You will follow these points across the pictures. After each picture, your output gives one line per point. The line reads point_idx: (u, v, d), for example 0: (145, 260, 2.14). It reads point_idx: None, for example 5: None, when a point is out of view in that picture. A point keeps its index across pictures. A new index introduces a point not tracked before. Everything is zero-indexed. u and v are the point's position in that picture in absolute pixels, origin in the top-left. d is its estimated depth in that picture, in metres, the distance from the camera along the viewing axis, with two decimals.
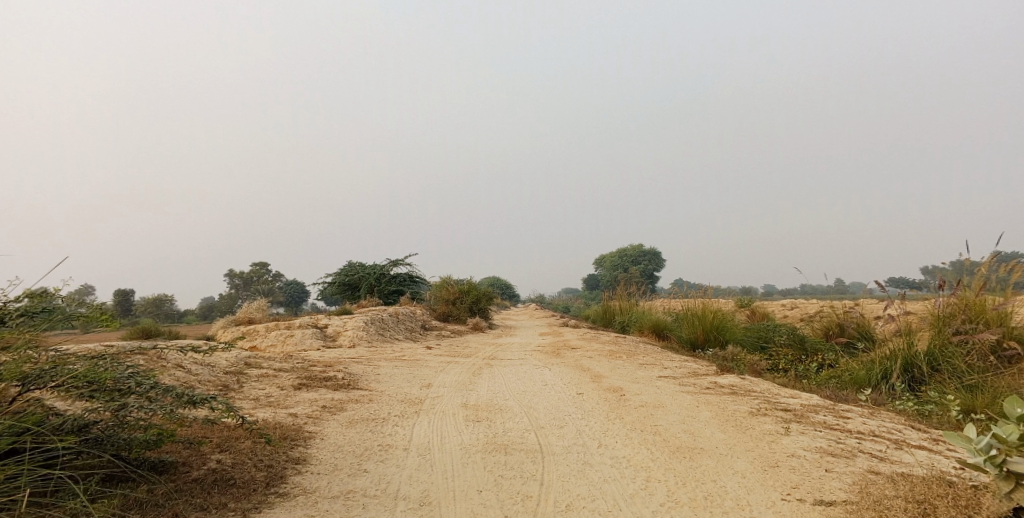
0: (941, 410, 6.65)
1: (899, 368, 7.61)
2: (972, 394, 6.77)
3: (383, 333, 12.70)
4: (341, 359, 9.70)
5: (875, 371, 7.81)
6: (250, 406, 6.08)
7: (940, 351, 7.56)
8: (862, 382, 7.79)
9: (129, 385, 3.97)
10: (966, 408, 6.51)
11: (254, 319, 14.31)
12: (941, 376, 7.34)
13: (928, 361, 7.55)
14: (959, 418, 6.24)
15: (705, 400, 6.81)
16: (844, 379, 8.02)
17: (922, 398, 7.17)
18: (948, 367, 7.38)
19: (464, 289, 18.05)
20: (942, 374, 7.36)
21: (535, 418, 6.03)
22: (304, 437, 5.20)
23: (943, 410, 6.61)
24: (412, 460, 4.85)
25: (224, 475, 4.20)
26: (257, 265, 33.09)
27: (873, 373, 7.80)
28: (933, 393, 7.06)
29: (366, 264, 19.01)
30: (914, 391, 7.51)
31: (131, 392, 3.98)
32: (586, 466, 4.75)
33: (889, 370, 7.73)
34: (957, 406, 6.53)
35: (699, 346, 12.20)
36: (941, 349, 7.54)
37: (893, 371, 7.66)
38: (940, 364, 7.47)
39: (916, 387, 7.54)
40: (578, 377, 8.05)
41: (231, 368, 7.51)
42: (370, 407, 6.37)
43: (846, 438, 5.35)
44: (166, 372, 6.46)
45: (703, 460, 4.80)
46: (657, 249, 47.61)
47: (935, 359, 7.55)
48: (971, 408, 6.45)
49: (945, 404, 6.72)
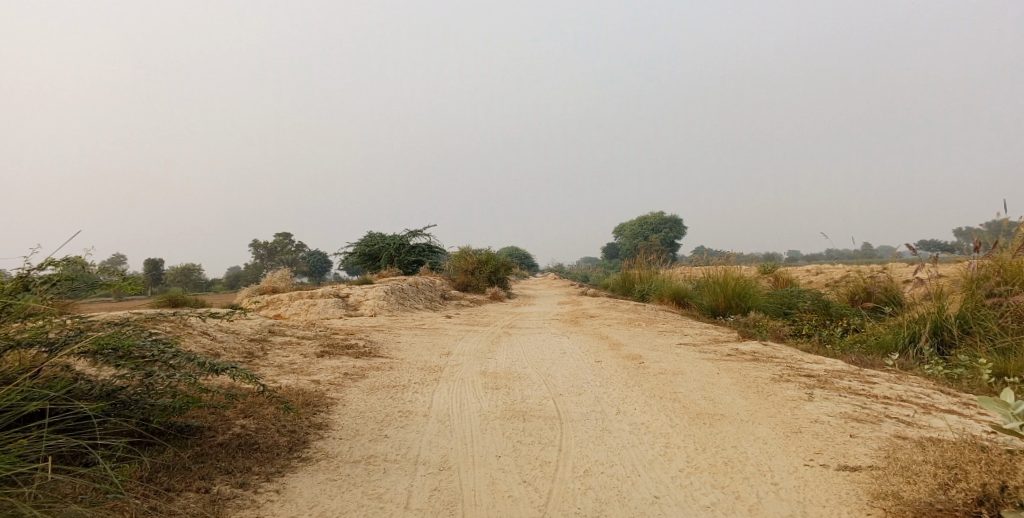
0: (971, 374, 6.54)
1: (928, 332, 7.49)
2: (1004, 358, 6.64)
3: (403, 302, 12.78)
4: (363, 327, 9.80)
5: (903, 335, 7.71)
6: (273, 373, 6.16)
7: (973, 313, 7.42)
8: (889, 347, 7.71)
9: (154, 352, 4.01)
10: (999, 370, 6.41)
11: (278, 289, 14.49)
12: (973, 339, 7.21)
13: (958, 324, 7.43)
14: (991, 381, 6.14)
15: (726, 367, 6.76)
16: (869, 345, 7.93)
17: (951, 362, 7.05)
18: (980, 329, 7.24)
19: (485, 258, 18.06)
20: (974, 337, 7.23)
21: (555, 385, 6.03)
22: (326, 403, 5.26)
23: (974, 374, 6.49)
24: (432, 426, 4.89)
25: (248, 440, 4.27)
26: (280, 235, 33.41)
27: (900, 337, 7.72)
28: (963, 356, 6.93)
29: (386, 234, 19.07)
30: (943, 354, 7.39)
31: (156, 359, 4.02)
32: (605, 433, 4.75)
33: (917, 333, 7.63)
34: (989, 369, 6.44)
35: (721, 313, 12.11)
36: (973, 311, 7.41)
37: (922, 335, 7.55)
38: (971, 327, 7.36)
39: (945, 350, 7.42)
40: (597, 345, 8.04)
41: (255, 336, 7.62)
42: (390, 374, 6.42)
43: (871, 403, 5.28)
44: (191, 339, 6.57)
45: (723, 427, 4.77)
46: (679, 217, 47.24)
47: (967, 321, 7.42)
48: (1004, 371, 6.35)
49: (975, 368, 6.60)
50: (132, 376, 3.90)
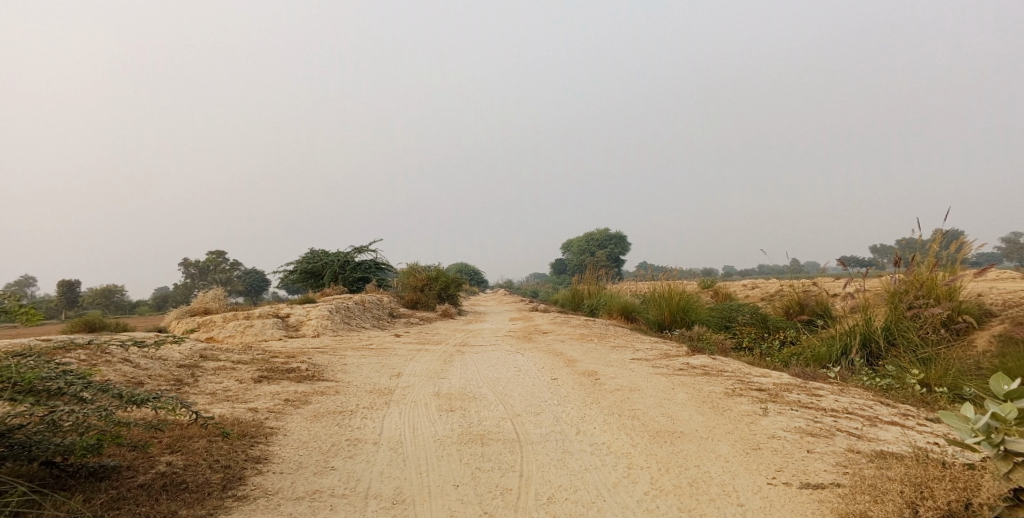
0: (900, 384, 6.64)
1: (857, 344, 7.60)
2: (927, 367, 6.80)
3: (348, 321, 12.33)
4: (305, 349, 9.36)
5: (836, 347, 7.80)
6: (206, 402, 5.74)
7: (896, 325, 7.57)
8: (823, 359, 7.80)
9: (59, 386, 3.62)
10: (921, 380, 6.55)
11: (213, 310, 13.77)
12: (898, 350, 7.35)
13: (884, 335, 7.56)
14: (921, 392, 6.24)
15: (680, 382, 6.69)
16: (805, 357, 8.01)
17: (879, 372, 7.15)
18: (903, 341, 7.40)
19: (434, 275, 17.72)
20: (898, 349, 7.37)
21: (511, 405, 5.82)
22: (266, 434, 4.89)
23: (903, 384, 6.59)
24: (382, 455, 4.60)
25: (175, 479, 3.89)
26: (213, 253, 32.04)
27: (833, 349, 7.81)
28: (891, 367, 7.03)
29: (328, 251, 18.48)
30: (872, 365, 7.51)
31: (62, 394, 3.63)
32: (566, 455, 4.57)
33: (848, 345, 7.72)
34: (914, 379, 6.55)
35: (666, 327, 12.17)
36: (897, 322, 7.57)
37: (852, 347, 7.65)
38: (896, 338, 7.49)
39: (874, 362, 7.53)
40: (550, 362, 7.88)
41: (186, 362, 7.12)
42: (336, 399, 6.07)
43: (822, 416, 5.27)
44: (112, 369, 6.07)
45: (684, 445, 4.66)
46: (621, 233, 47.89)
47: (891, 333, 7.55)
48: (925, 380, 6.50)
49: (903, 377, 6.71)
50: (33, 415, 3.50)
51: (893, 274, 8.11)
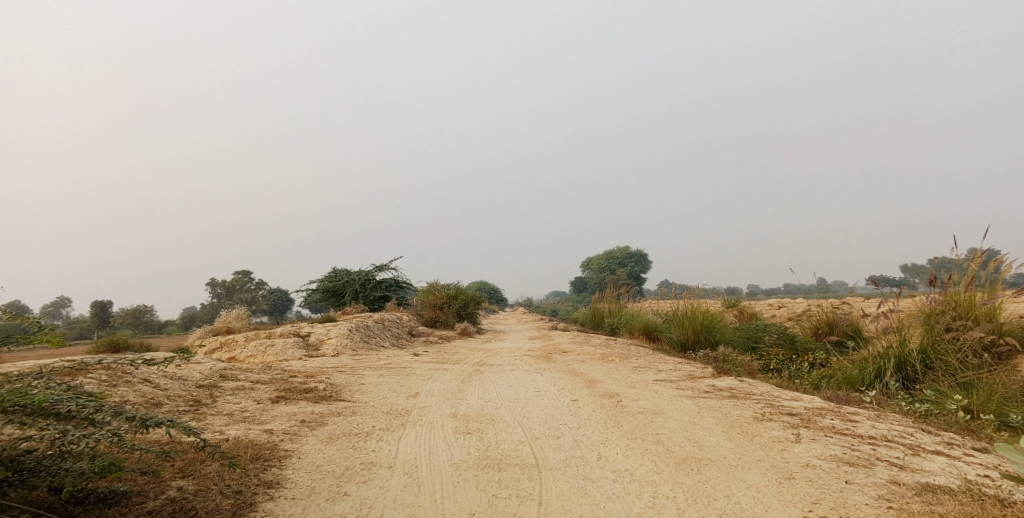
0: (941, 410, 6.34)
1: (893, 367, 7.30)
2: (969, 392, 6.49)
3: (368, 340, 12.24)
4: (324, 369, 9.26)
5: (869, 370, 7.50)
6: (221, 423, 5.64)
7: (933, 348, 7.28)
8: (856, 382, 7.51)
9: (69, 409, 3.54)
10: (963, 405, 6.24)
11: (235, 329, 13.78)
12: (936, 374, 7.05)
13: (921, 358, 7.26)
14: (964, 418, 5.94)
15: (706, 406, 6.45)
16: (837, 380, 7.72)
17: (917, 397, 6.86)
18: (941, 364, 7.09)
19: (453, 293, 17.62)
20: (937, 372, 7.07)
21: (530, 428, 5.64)
22: (280, 457, 4.76)
23: (944, 410, 6.29)
24: (397, 480, 4.44)
25: (184, 506, 3.77)
26: (238, 272, 32.38)
27: (866, 372, 7.51)
28: (929, 391, 6.73)
29: (350, 270, 18.50)
30: (908, 390, 7.20)
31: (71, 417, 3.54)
32: (587, 482, 4.38)
33: (883, 369, 7.43)
34: (956, 404, 6.24)
35: (690, 348, 11.87)
36: (934, 345, 7.27)
37: (887, 370, 7.35)
38: (933, 362, 7.19)
39: (910, 386, 7.24)
40: (571, 383, 7.68)
41: (205, 381, 7.05)
42: (352, 421, 5.94)
43: (860, 444, 5.00)
44: (130, 389, 6.03)
45: (712, 473, 4.44)
46: (643, 252, 47.50)
47: (929, 357, 7.25)
48: (967, 405, 6.19)
49: (944, 403, 6.41)
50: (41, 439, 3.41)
51: (928, 293, 7.71)
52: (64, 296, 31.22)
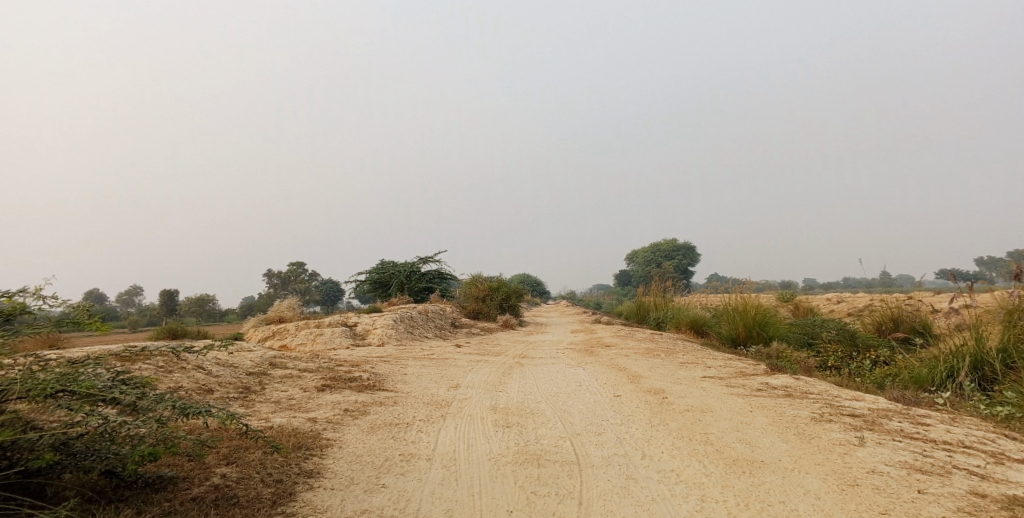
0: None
1: (967, 367, 6.85)
2: None
3: (412, 331, 12.28)
4: (368, 358, 9.31)
5: (940, 369, 7.06)
6: (268, 410, 5.68)
7: (1015, 347, 6.79)
8: (925, 382, 7.08)
9: (113, 395, 3.55)
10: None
11: (286, 318, 14.01)
12: (1017, 375, 6.58)
13: (1001, 358, 6.81)
14: None
15: (759, 404, 6.18)
16: (904, 379, 7.31)
17: (995, 399, 6.42)
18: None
19: (497, 285, 17.56)
20: (1018, 373, 6.60)
21: (572, 423, 5.49)
22: (321, 446, 4.75)
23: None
24: (435, 473, 4.36)
25: (227, 493, 3.76)
26: (292, 263, 33.23)
27: (937, 371, 7.07)
28: (1009, 393, 6.29)
29: (397, 262, 18.65)
30: (985, 391, 6.75)
31: (115, 403, 3.54)
32: (630, 482, 4.21)
33: (956, 368, 6.98)
34: None
35: (741, 343, 11.48)
36: (1016, 343, 6.81)
37: (961, 370, 6.91)
38: (1014, 362, 6.72)
39: (987, 387, 6.78)
40: (615, 378, 7.49)
41: (254, 369, 7.14)
42: (393, 411, 5.90)
43: (933, 450, 4.68)
44: (183, 375, 6.13)
45: (766, 477, 4.21)
46: (693, 245, 46.56)
47: (1009, 356, 6.78)
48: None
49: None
50: (87, 424, 3.43)
51: (1012, 289, 7.22)
52: (132, 284, 32.56)
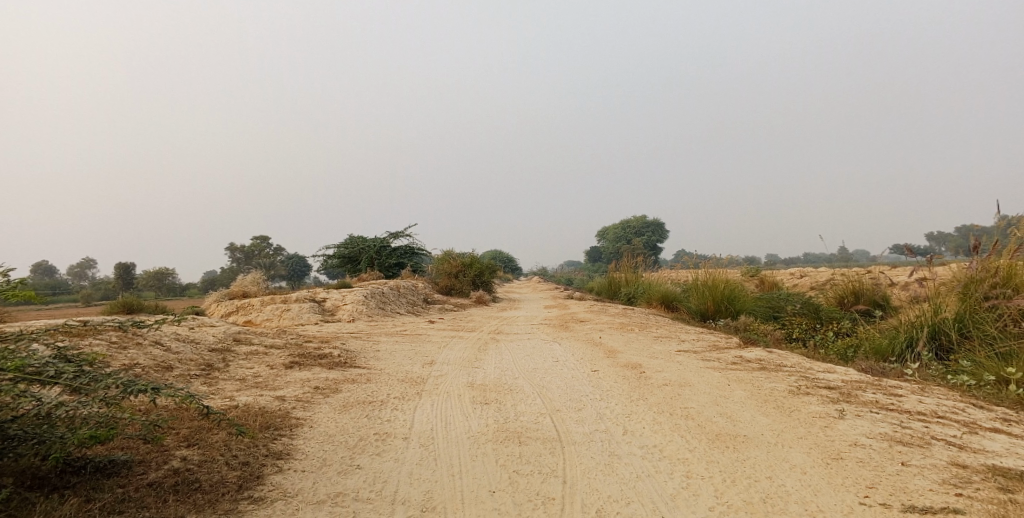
0: (983, 381, 5.99)
1: (926, 336, 6.92)
2: (1009, 363, 6.13)
3: (383, 307, 12.03)
4: (338, 334, 9.07)
5: (900, 339, 7.12)
6: (233, 388, 5.44)
7: (971, 316, 6.87)
8: (885, 352, 7.14)
9: (52, 374, 3.27)
10: (1005, 377, 5.91)
11: (250, 293, 13.61)
12: (973, 343, 6.67)
13: (957, 327, 6.87)
14: (1011, 391, 5.58)
15: (736, 378, 6.14)
16: (865, 349, 7.36)
17: (953, 367, 6.51)
18: (979, 333, 6.70)
19: (468, 261, 17.36)
20: (974, 341, 6.69)
21: (551, 399, 5.37)
22: (291, 425, 4.54)
23: (988, 383, 5.93)
24: (412, 452, 4.20)
25: (188, 478, 3.54)
26: (257, 237, 32.57)
27: (897, 342, 7.13)
28: (966, 362, 6.37)
29: (367, 237, 18.28)
30: (943, 360, 6.84)
31: (54, 382, 3.27)
32: (614, 459, 4.10)
33: (915, 338, 7.04)
34: (998, 376, 5.92)
35: (710, 317, 11.51)
36: (972, 313, 6.87)
37: (920, 339, 6.97)
38: (970, 331, 6.81)
39: (945, 356, 6.86)
40: (591, 353, 7.39)
41: (217, 345, 6.85)
42: (366, 389, 5.70)
43: (910, 421, 4.67)
44: (141, 352, 5.82)
45: (751, 451, 4.14)
46: (660, 221, 46.80)
47: (965, 325, 6.86)
48: (1011, 376, 5.84)
49: (983, 374, 6.07)
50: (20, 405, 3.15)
51: (970, 260, 7.22)
52: (89, 257, 31.46)
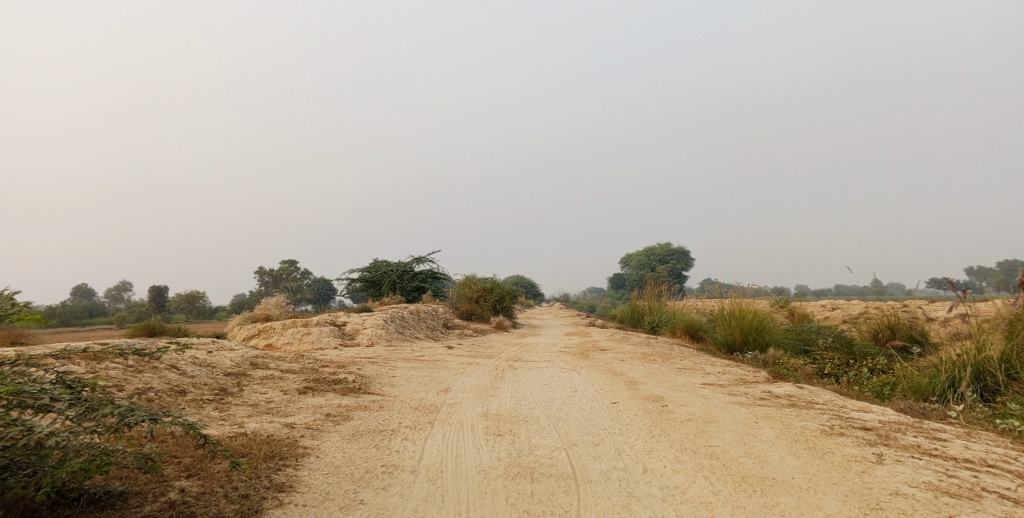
0: None
1: (969, 377, 6.55)
2: None
3: (403, 331, 11.90)
4: (356, 359, 8.94)
5: (940, 379, 6.74)
6: (243, 414, 5.31)
7: (1018, 358, 6.51)
8: (925, 392, 6.76)
9: (44, 401, 3.15)
10: None
11: (272, 316, 13.59)
12: (1021, 386, 6.29)
13: (1003, 369, 6.50)
14: None
15: (765, 415, 5.85)
16: (902, 388, 6.99)
17: (999, 411, 6.13)
18: None
19: (490, 287, 17.19)
20: (1022, 384, 6.31)
21: (568, 432, 5.14)
22: (297, 455, 4.38)
23: None
24: (419, 487, 4.01)
25: (183, 512, 3.39)
26: (286, 261, 32.69)
27: (937, 381, 6.75)
28: (1013, 405, 6.00)
29: (390, 261, 18.26)
30: (987, 402, 6.46)
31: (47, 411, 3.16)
32: (632, 500, 3.86)
33: (957, 378, 6.65)
34: None
35: (737, 349, 11.16)
36: (1019, 354, 6.53)
37: (962, 379, 6.60)
38: (1017, 373, 6.43)
39: (989, 398, 6.48)
40: (611, 383, 7.15)
41: (233, 369, 6.74)
42: (378, 417, 5.54)
43: (956, 469, 4.36)
44: (154, 375, 5.73)
45: (780, 497, 3.88)
46: (686, 250, 46.29)
47: (1012, 367, 6.49)
48: None
49: None
50: (10, 434, 3.04)
51: (1017, 298, 6.86)
52: (123, 279, 32.15)
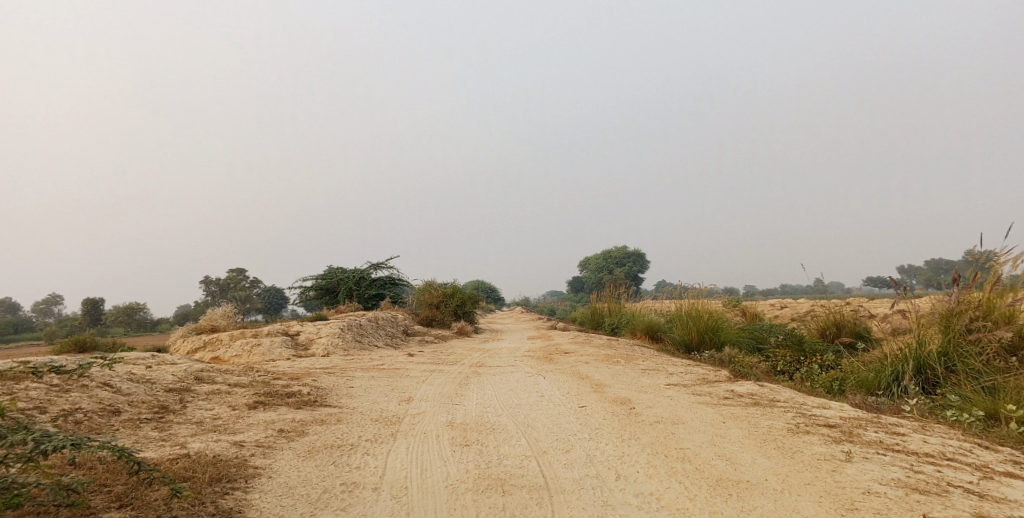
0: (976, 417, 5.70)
1: (911, 370, 6.63)
2: (995, 398, 5.89)
3: (360, 339, 11.53)
4: (311, 370, 8.56)
5: (885, 373, 6.83)
6: (187, 433, 4.95)
7: (955, 350, 6.56)
8: (872, 386, 6.86)
9: None
10: (995, 413, 5.65)
11: (220, 327, 13.00)
12: (958, 378, 6.38)
13: (942, 361, 6.56)
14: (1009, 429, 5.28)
15: (731, 414, 5.78)
16: (850, 383, 7.08)
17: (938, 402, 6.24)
18: (963, 368, 6.41)
19: (450, 291, 16.91)
20: (958, 376, 6.40)
21: (536, 439, 4.95)
22: (247, 476, 4.07)
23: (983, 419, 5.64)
24: (382, 506, 3.76)
25: None
26: (234, 270, 31.62)
27: (882, 375, 6.85)
28: (953, 397, 6.10)
29: (346, 268, 17.78)
30: (929, 394, 6.56)
31: None
32: (607, 511, 3.70)
33: (900, 372, 6.75)
34: (984, 412, 5.68)
35: (694, 349, 11.18)
36: (955, 347, 6.57)
37: (905, 373, 6.69)
38: (955, 365, 6.49)
39: (931, 390, 6.57)
40: (577, 387, 6.99)
41: (175, 384, 6.32)
42: (335, 430, 5.24)
43: (921, 464, 4.34)
44: (85, 395, 5.30)
45: (757, 501, 3.77)
46: (641, 252, 46.86)
47: (950, 358, 6.55)
48: (1001, 413, 5.59)
49: (971, 410, 5.80)
50: None
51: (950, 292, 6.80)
52: (56, 293, 30.61)
